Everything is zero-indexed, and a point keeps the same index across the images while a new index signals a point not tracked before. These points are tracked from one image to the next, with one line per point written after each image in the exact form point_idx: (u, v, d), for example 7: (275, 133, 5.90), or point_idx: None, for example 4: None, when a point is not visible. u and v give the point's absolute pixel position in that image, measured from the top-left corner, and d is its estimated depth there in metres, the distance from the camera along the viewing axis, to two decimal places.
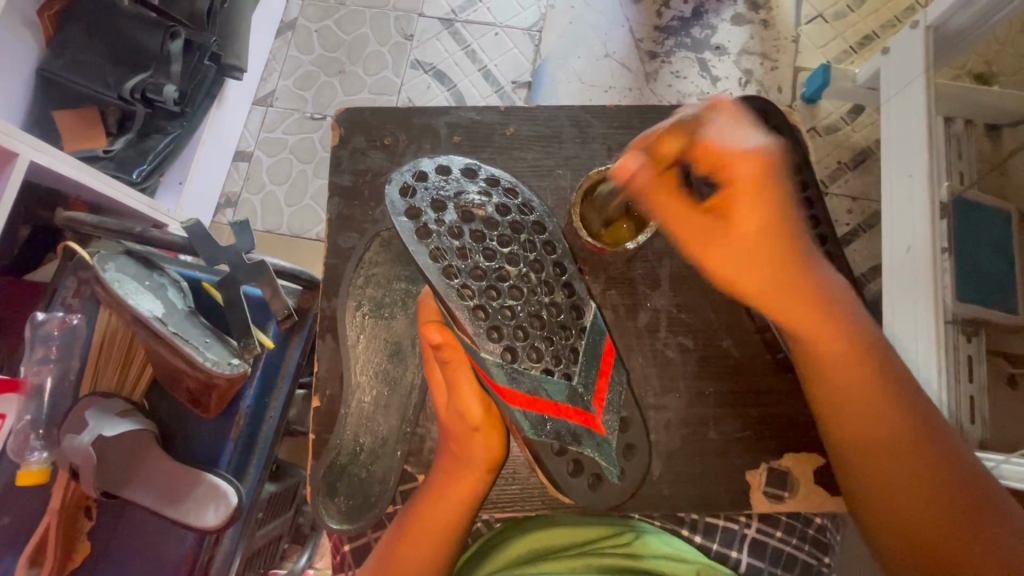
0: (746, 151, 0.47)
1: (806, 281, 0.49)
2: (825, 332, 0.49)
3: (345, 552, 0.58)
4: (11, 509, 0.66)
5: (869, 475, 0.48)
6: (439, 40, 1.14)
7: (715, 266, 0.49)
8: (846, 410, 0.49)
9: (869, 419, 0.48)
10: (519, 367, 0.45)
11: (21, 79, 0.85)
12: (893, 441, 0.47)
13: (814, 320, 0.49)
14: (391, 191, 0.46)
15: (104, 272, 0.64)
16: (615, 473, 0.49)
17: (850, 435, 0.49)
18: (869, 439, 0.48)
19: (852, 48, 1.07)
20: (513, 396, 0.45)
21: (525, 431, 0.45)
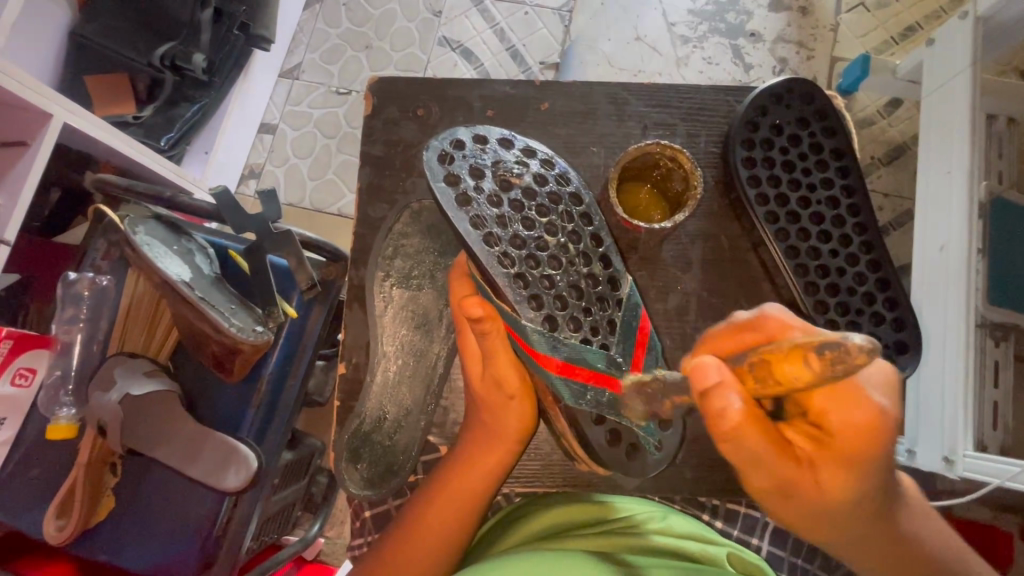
0: (733, 393, 0.32)
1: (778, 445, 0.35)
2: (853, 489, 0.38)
3: (365, 517, 0.58)
4: (39, 461, 0.69)
5: (885, 549, 0.43)
6: (468, 17, 1.13)
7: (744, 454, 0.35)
8: (869, 543, 0.42)
9: (842, 534, 0.41)
10: (560, 336, 0.43)
11: (53, 43, 0.87)
12: (876, 543, 0.42)
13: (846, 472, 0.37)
14: (429, 157, 0.44)
15: (134, 235, 0.65)
16: (652, 443, 0.49)
17: (855, 540, 0.42)
18: (871, 546, 0.42)
19: (894, 39, 1.04)
20: (554, 363, 0.43)
21: (565, 399, 0.44)
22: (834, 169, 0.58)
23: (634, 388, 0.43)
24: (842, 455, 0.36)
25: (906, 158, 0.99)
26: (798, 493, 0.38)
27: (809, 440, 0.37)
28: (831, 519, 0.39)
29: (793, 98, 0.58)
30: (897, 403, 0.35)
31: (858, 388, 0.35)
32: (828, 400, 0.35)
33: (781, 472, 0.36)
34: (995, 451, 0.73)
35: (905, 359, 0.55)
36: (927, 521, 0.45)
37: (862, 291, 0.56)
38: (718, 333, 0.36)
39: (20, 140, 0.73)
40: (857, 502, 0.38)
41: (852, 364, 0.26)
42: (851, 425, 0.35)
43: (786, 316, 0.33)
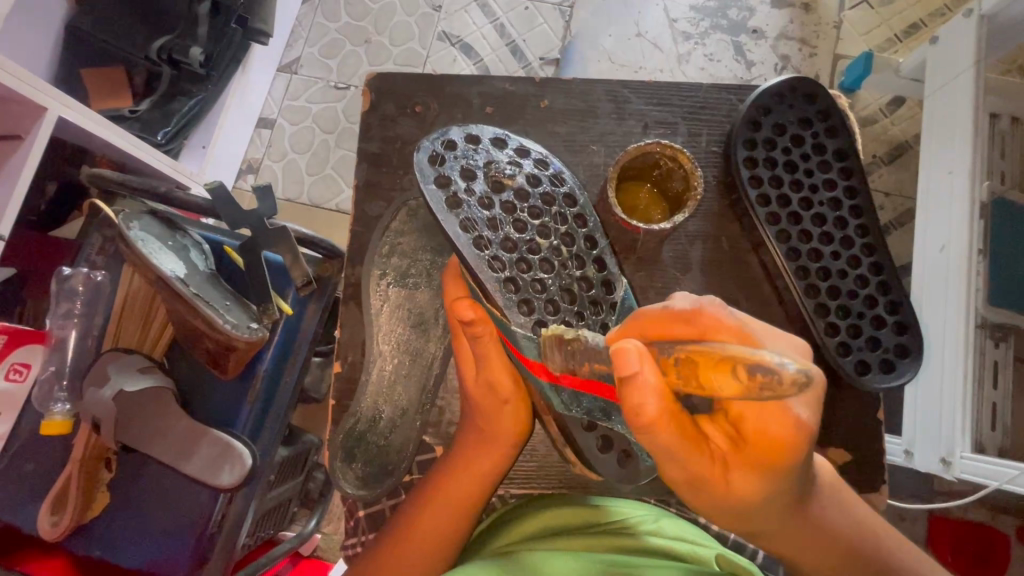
0: (646, 379, 0.32)
1: (689, 440, 0.36)
2: (764, 483, 0.38)
3: (359, 517, 0.58)
4: (34, 456, 0.69)
5: (801, 538, 0.44)
6: (467, 12, 1.12)
7: (657, 446, 0.36)
8: (781, 538, 0.44)
9: (757, 522, 0.42)
10: None
11: (49, 36, 0.86)
12: (792, 533, 0.43)
13: (753, 467, 0.37)
14: (420, 159, 0.44)
15: (129, 230, 0.64)
16: (644, 450, 0.48)
17: (770, 530, 0.43)
18: (788, 536, 0.44)
19: (898, 36, 1.03)
20: (543, 369, 0.43)
21: (554, 406, 0.44)
22: (836, 170, 0.57)
23: (555, 342, 0.40)
24: (753, 456, 0.37)
25: (907, 158, 0.98)
26: (707, 487, 0.39)
27: (725, 438, 0.38)
28: (741, 511, 0.40)
29: (795, 98, 0.58)
30: (817, 417, 0.35)
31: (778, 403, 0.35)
32: (743, 406, 0.36)
33: (691, 465, 0.37)
34: (994, 452, 0.73)
35: (906, 363, 0.55)
36: (858, 515, 0.45)
37: (864, 293, 0.55)
38: (651, 314, 0.34)
39: (15, 134, 0.73)
40: (765, 495, 0.39)
41: (779, 389, 0.25)
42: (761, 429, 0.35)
43: (721, 313, 0.32)
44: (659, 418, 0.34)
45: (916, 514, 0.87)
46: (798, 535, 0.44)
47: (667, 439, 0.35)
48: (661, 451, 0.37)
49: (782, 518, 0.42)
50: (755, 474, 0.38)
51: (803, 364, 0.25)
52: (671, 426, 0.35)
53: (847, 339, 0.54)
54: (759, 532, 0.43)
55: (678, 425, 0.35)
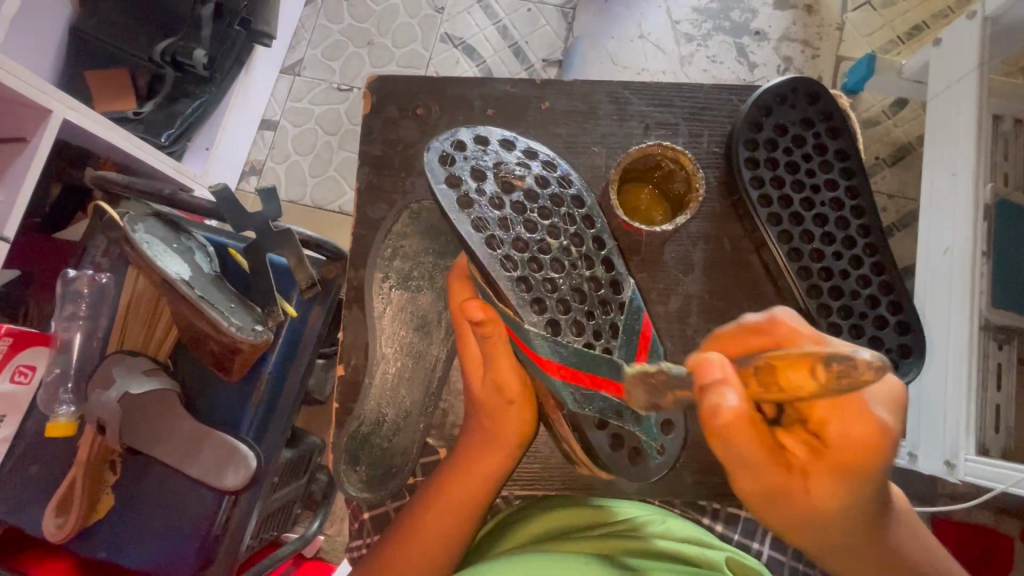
0: (727, 387, 0.33)
1: (771, 448, 0.36)
2: (846, 498, 0.38)
3: (364, 518, 0.58)
4: (39, 458, 0.69)
5: (871, 556, 0.43)
6: (470, 14, 1.12)
7: (738, 456, 0.36)
8: (854, 556, 0.43)
9: (833, 540, 0.41)
10: (563, 340, 0.43)
11: (54, 38, 0.87)
12: (864, 551, 0.43)
13: (838, 481, 0.37)
14: (431, 159, 0.44)
15: (134, 233, 0.64)
16: (654, 448, 0.49)
17: (845, 548, 0.42)
18: (860, 554, 0.43)
19: (900, 38, 1.03)
20: (556, 368, 0.43)
21: (568, 405, 0.44)
22: (838, 170, 0.57)
23: (638, 377, 0.40)
24: (837, 466, 0.36)
25: (910, 159, 0.98)
26: (788, 499, 0.38)
27: (806, 449, 0.37)
28: (820, 527, 0.40)
29: (796, 98, 0.58)
30: (900, 419, 0.36)
31: (863, 406, 0.35)
32: (827, 410, 0.35)
33: (770, 475, 0.37)
34: (997, 454, 0.73)
35: (909, 363, 0.54)
36: (914, 525, 0.46)
37: (867, 293, 0.55)
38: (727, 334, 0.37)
39: (19, 136, 0.73)
40: (844, 511, 0.39)
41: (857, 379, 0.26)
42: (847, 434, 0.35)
43: (797, 324, 0.35)
44: (744, 425, 0.34)
45: (920, 516, 0.87)
46: (869, 553, 0.43)
47: (751, 447, 0.35)
48: (742, 463, 0.36)
49: (858, 535, 0.41)
50: (837, 488, 0.37)
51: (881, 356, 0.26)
52: (754, 434, 0.35)
53: (851, 339, 0.54)
54: (832, 550, 0.42)
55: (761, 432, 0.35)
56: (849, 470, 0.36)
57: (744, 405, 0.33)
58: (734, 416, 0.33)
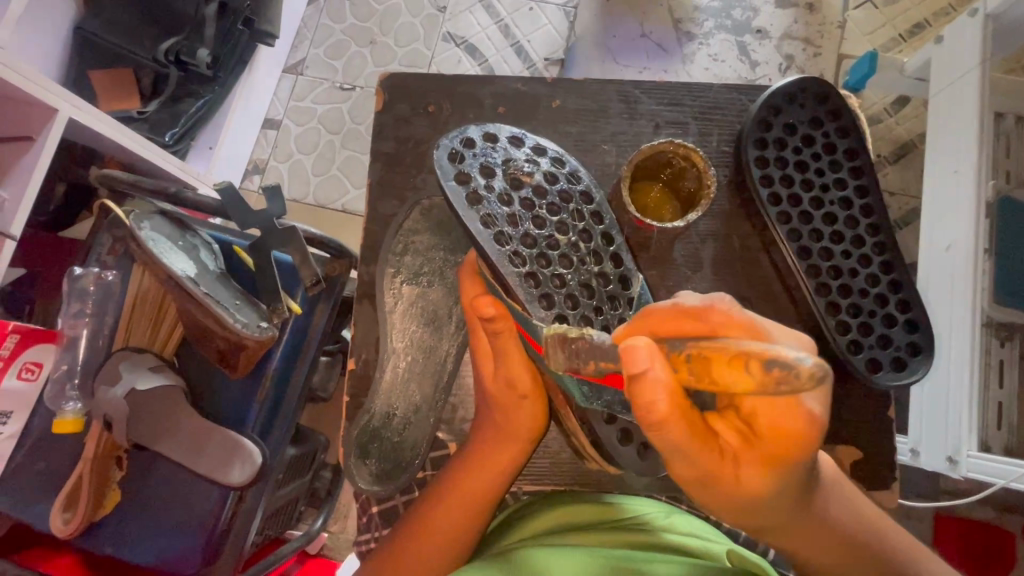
0: (656, 376, 0.31)
1: (699, 437, 0.36)
2: (776, 481, 0.38)
3: (373, 513, 0.59)
4: (47, 455, 0.69)
5: (806, 532, 0.44)
6: (472, 13, 1.12)
7: (667, 444, 0.36)
8: (793, 534, 0.43)
9: (769, 520, 0.42)
10: None
11: (60, 38, 0.87)
12: (802, 528, 0.43)
13: (767, 467, 0.37)
14: (440, 156, 0.44)
15: (140, 230, 0.65)
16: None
17: (782, 527, 0.43)
18: (797, 531, 0.43)
19: (902, 36, 1.03)
20: None
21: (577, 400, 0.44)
22: (847, 169, 0.57)
23: (557, 340, 0.38)
24: (765, 451, 0.36)
25: (913, 157, 0.98)
26: (717, 483, 0.38)
27: (736, 434, 0.37)
28: (752, 509, 0.40)
29: (805, 96, 0.58)
30: (829, 410, 0.35)
31: (793, 400, 0.34)
32: (755, 400, 0.35)
33: (700, 460, 0.37)
34: (999, 450, 0.73)
35: (917, 362, 0.55)
36: (855, 502, 0.46)
37: (875, 291, 0.56)
38: (661, 312, 0.34)
39: (24, 135, 0.73)
40: (777, 494, 0.39)
41: (798, 383, 0.25)
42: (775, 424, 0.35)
43: (732, 311, 0.33)
44: (670, 415, 0.33)
45: (922, 512, 0.88)
46: (806, 531, 0.43)
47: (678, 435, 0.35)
48: (670, 449, 0.37)
49: (794, 514, 0.42)
50: (767, 472, 0.37)
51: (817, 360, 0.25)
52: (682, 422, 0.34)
53: (858, 337, 0.55)
54: (769, 530, 0.43)
55: (689, 421, 0.34)
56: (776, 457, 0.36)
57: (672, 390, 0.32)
58: (662, 403, 0.32)
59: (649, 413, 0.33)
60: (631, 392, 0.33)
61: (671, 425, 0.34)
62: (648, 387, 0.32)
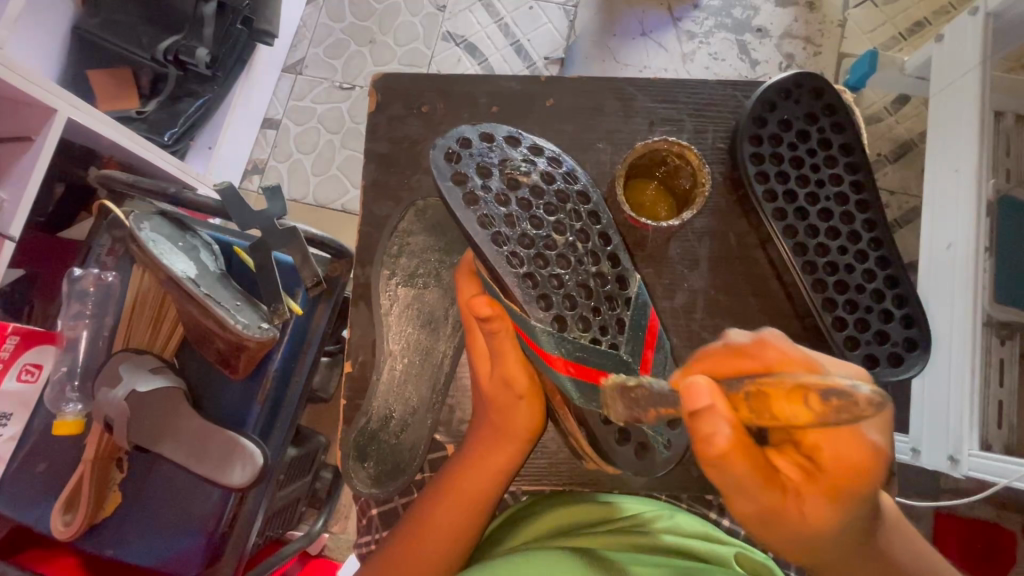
0: (716, 410, 0.31)
1: (763, 473, 0.34)
2: (842, 521, 0.36)
3: (373, 514, 0.59)
4: (46, 457, 0.69)
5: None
6: (472, 12, 1.12)
7: (730, 480, 0.34)
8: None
9: (830, 561, 0.40)
10: (569, 336, 0.43)
11: (57, 37, 0.87)
12: (862, 570, 0.41)
13: (833, 507, 0.35)
14: (436, 157, 0.44)
15: (139, 231, 0.64)
16: (661, 442, 0.49)
17: (842, 569, 0.41)
18: (858, 573, 0.41)
19: (902, 34, 1.03)
20: (561, 362, 0.43)
21: (574, 399, 0.44)
22: (842, 165, 0.57)
23: (617, 393, 0.41)
24: (830, 488, 0.34)
25: (912, 156, 0.98)
26: (781, 522, 0.36)
27: (799, 470, 0.36)
28: (815, 549, 0.38)
29: (801, 92, 0.58)
30: (888, 442, 0.34)
31: (856, 430, 0.33)
32: (822, 435, 0.33)
33: (761, 497, 0.35)
34: (999, 450, 0.73)
35: (914, 356, 0.55)
36: (914, 543, 0.44)
37: (872, 287, 0.55)
38: (713, 353, 0.34)
39: (22, 135, 0.73)
40: (841, 535, 0.37)
41: (854, 408, 0.24)
42: (841, 459, 0.34)
43: (787, 346, 0.31)
44: (733, 450, 0.32)
45: (923, 511, 0.87)
46: (867, 573, 0.42)
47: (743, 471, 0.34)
48: (733, 486, 0.35)
49: (854, 555, 0.40)
50: (834, 513, 0.35)
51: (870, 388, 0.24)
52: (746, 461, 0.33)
53: (855, 333, 0.55)
54: (829, 573, 0.41)
55: (755, 457, 0.33)
56: (846, 497, 0.34)
57: (733, 426, 0.31)
58: (723, 437, 0.32)
59: (712, 449, 0.32)
60: (692, 429, 0.32)
61: (736, 462, 0.32)
62: (705, 423, 0.31)
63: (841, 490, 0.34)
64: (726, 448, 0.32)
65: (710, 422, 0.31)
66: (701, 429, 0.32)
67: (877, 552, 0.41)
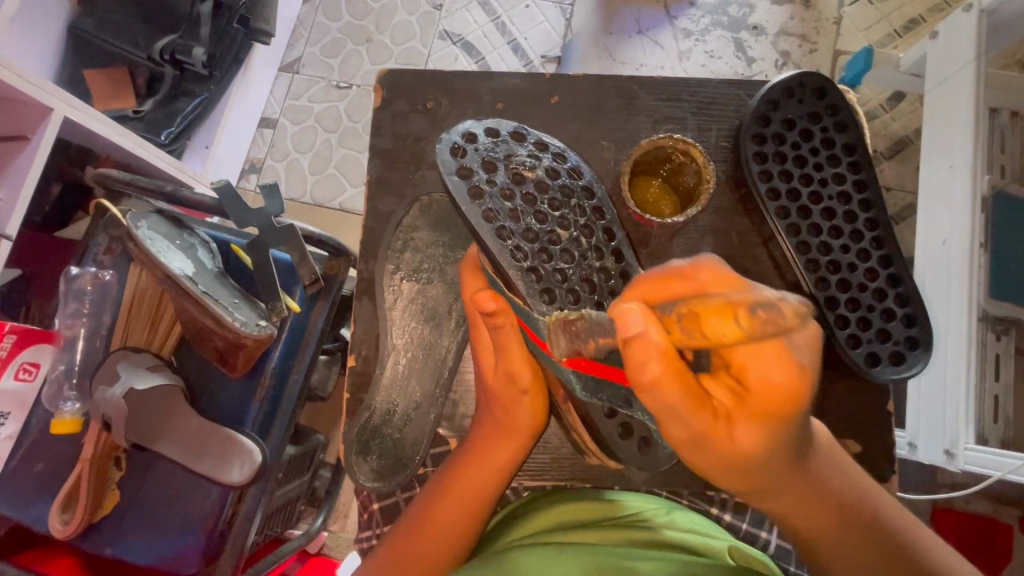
0: (648, 334, 0.31)
1: (690, 401, 0.33)
2: (772, 442, 0.36)
3: (373, 510, 0.59)
4: (44, 456, 0.69)
5: (806, 501, 0.42)
6: (469, 10, 1.12)
7: (660, 406, 0.34)
8: (789, 501, 0.41)
9: (765, 486, 0.40)
10: None
11: (54, 37, 0.87)
12: (799, 496, 0.41)
13: (761, 428, 0.35)
14: (442, 152, 0.44)
15: (138, 229, 0.64)
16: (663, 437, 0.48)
17: (779, 495, 0.41)
18: (796, 499, 0.41)
19: (898, 32, 1.03)
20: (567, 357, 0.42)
21: (578, 393, 0.43)
22: (845, 164, 0.57)
23: (559, 325, 0.39)
24: (759, 410, 0.33)
25: (909, 152, 0.99)
26: (712, 446, 0.36)
27: (728, 392, 0.35)
28: (749, 473, 0.38)
29: (804, 92, 0.58)
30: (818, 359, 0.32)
31: (786, 348, 0.31)
32: (749, 354, 0.31)
33: (692, 422, 0.34)
34: (996, 444, 0.74)
35: (916, 355, 0.55)
36: (852, 472, 0.44)
37: (874, 286, 0.56)
38: (650, 277, 0.34)
39: (20, 134, 0.73)
40: (771, 455, 0.37)
41: (781, 320, 0.26)
42: (770, 380, 0.32)
43: (718, 266, 0.32)
44: (663, 375, 0.32)
45: (920, 506, 0.88)
46: (806, 499, 0.41)
47: (671, 397, 0.33)
48: (663, 410, 0.34)
49: (789, 478, 0.40)
50: (761, 432, 0.35)
51: (797, 301, 0.27)
52: (672, 386, 0.33)
53: (857, 331, 0.55)
54: (768, 498, 0.41)
55: (685, 382, 0.33)
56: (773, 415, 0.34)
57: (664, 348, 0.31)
58: (656, 363, 0.32)
59: (641, 370, 0.32)
60: (628, 353, 0.32)
61: (666, 383, 0.32)
62: (640, 344, 0.31)
63: (768, 411, 0.34)
64: (656, 373, 0.32)
65: (642, 347, 0.31)
66: (639, 355, 0.32)
67: (812, 476, 0.41)
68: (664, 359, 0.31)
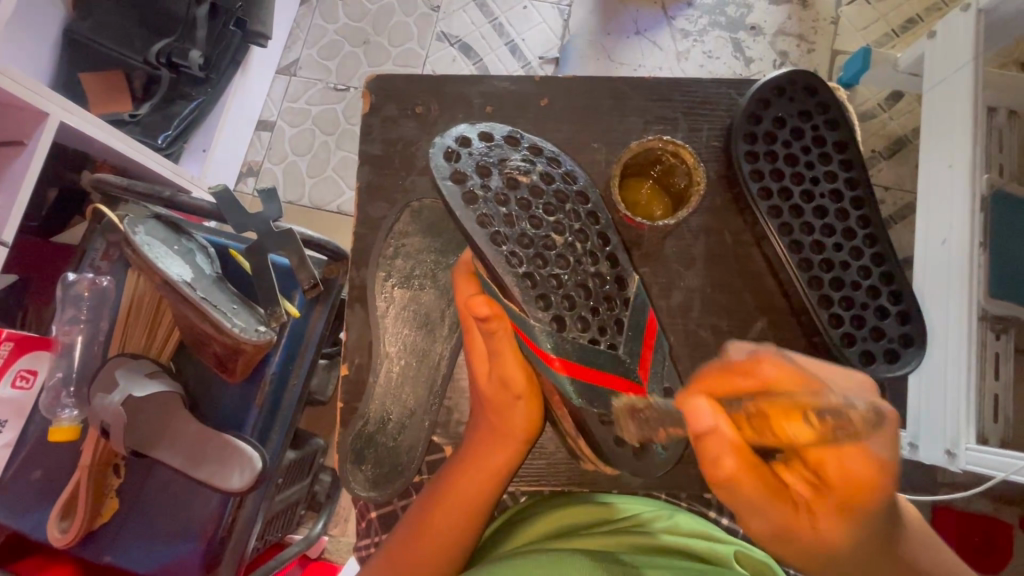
0: (719, 431, 0.35)
1: (767, 494, 0.37)
2: (854, 532, 0.38)
3: (372, 517, 0.58)
4: (40, 464, 0.69)
5: None
6: (466, 12, 1.11)
7: (739, 497, 0.38)
8: None
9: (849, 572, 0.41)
10: (567, 335, 0.44)
11: (48, 41, 0.86)
12: None
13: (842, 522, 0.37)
14: (436, 156, 0.44)
15: (134, 235, 0.64)
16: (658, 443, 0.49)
17: None
18: None
19: (894, 31, 1.03)
20: (560, 363, 0.43)
21: (572, 400, 0.44)
22: (837, 163, 0.57)
23: (626, 412, 0.46)
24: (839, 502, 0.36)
25: (905, 152, 0.99)
26: (797, 539, 0.38)
27: (806, 484, 0.38)
28: (834, 562, 0.40)
29: (794, 90, 0.58)
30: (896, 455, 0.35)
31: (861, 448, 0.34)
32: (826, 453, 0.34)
33: (773, 514, 0.37)
34: (996, 444, 0.74)
35: (911, 352, 0.55)
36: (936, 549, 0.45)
37: (867, 284, 0.56)
38: (713, 371, 0.37)
39: (15, 139, 0.72)
40: (855, 545, 0.39)
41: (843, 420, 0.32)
42: (849, 475, 0.35)
43: (779, 359, 0.35)
44: (738, 471, 0.36)
45: (921, 506, 0.88)
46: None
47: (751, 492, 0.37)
48: (744, 502, 0.38)
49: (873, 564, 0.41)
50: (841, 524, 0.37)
51: (860, 406, 0.33)
52: (747, 479, 0.36)
53: (852, 330, 0.55)
54: None
55: (761, 476, 0.36)
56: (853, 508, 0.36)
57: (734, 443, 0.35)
58: (727, 459, 0.35)
59: (717, 466, 0.36)
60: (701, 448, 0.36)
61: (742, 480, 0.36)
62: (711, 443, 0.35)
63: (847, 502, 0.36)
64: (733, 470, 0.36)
65: (714, 442, 0.35)
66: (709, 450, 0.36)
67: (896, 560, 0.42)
68: (735, 452, 0.35)
